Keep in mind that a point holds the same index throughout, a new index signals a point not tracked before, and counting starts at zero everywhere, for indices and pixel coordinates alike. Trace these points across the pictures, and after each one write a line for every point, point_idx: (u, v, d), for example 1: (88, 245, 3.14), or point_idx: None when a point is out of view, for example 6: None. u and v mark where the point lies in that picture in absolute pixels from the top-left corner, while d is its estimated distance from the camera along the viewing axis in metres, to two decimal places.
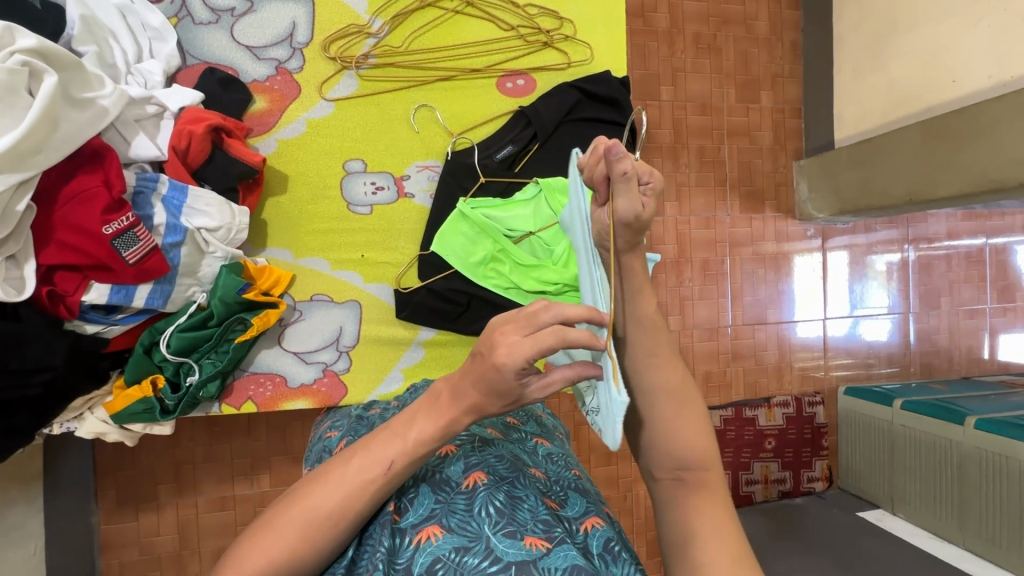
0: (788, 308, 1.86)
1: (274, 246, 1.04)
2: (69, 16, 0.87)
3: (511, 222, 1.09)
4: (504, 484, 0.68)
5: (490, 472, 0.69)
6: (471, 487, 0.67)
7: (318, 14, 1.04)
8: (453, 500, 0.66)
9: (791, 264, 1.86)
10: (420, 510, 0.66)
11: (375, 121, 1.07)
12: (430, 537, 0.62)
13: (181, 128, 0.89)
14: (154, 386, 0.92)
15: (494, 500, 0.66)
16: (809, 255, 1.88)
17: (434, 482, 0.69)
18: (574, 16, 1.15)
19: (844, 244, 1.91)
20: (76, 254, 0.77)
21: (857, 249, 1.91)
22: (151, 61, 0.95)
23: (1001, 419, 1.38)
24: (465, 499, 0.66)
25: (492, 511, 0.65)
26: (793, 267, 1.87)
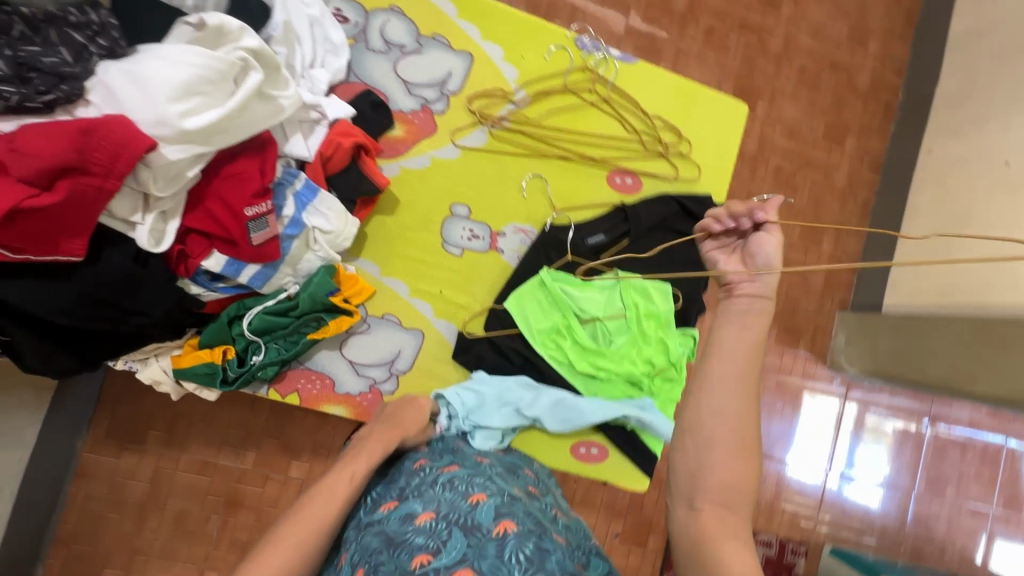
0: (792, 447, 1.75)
1: (366, 259, 1.10)
2: (273, 19, 0.99)
3: (585, 304, 1.15)
4: (532, 535, 0.69)
5: (519, 522, 0.70)
6: (501, 534, 0.68)
7: (473, 70, 1.15)
8: (484, 545, 0.66)
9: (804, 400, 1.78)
10: (452, 552, 0.66)
11: (489, 176, 1.16)
12: None
13: (332, 138, 0.98)
14: (223, 355, 0.97)
15: (523, 549, 0.66)
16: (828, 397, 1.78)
17: (465, 528, 0.69)
18: (692, 137, 1.24)
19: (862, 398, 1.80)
20: (215, 224, 0.84)
21: (876, 407, 1.80)
22: (321, 70, 1.06)
23: None
24: (494, 545, 0.66)
25: (522, 559, 0.65)
26: (807, 401, 1.77)
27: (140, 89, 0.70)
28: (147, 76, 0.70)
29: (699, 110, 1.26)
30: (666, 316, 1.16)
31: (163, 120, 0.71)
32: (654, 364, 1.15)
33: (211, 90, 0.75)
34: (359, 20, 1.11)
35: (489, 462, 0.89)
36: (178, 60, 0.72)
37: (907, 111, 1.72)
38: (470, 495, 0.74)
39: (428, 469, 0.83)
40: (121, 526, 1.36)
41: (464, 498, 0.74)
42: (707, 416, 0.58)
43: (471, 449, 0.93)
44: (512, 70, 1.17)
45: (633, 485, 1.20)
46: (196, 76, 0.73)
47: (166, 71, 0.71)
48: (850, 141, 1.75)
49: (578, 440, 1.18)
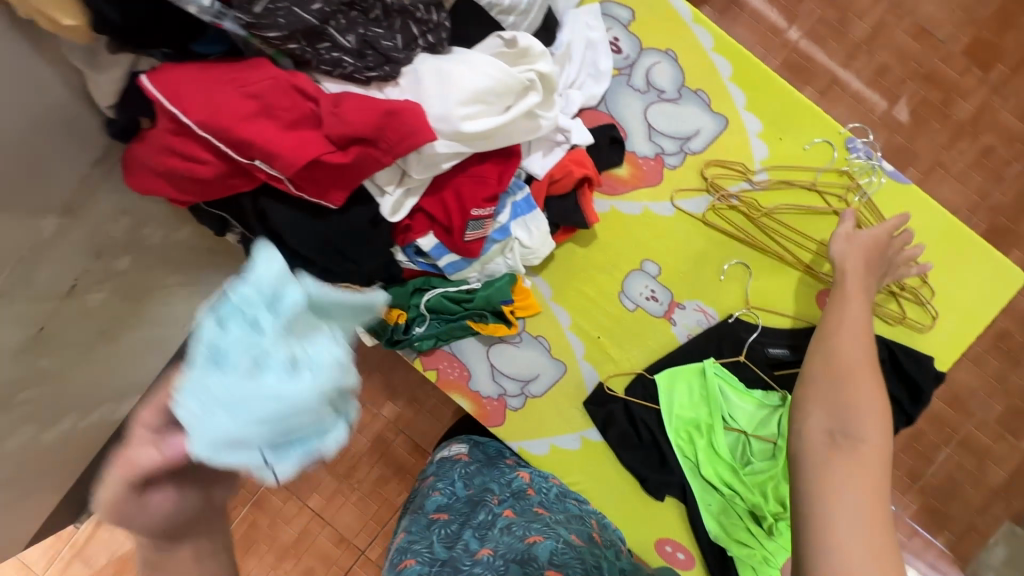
0: None
1: (544, 279, 1.12)
2: (558, 38, 1.05)
3: (737, 412, 1.07)
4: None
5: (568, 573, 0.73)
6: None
7: (722, 136, 1.10)
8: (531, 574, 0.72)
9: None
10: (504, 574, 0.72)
11: (693, 245, 1.10)
12: None
13: (564, 163, 1.00)
14: (395, 318, 1.04)
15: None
16: None
17: (521, 561, 0.74)
18: (936, 286, 1.07)
19: None
20: (443, 211, 0.91)
21: None
22: (579, 92, 1.07)
23: None
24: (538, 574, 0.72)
25: None
26: None
27: (442, 87, 0.77)
28: (452, 79, 0.77)
29: (960, 262, 1.07)
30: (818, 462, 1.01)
31: (448, 119, 0.77)
32: (787, 508, 1.03)
33: (494, 103, 0.80)
34: (631, 54, 1.11)
35: (548, 514, 0.92)
36: (480, 70, 0.78)
37: None
38: (528, 536, 0.80)
39: (492, 512, 0.92)
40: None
41: (521, 539, 0.80)
42: (840, 488, 0.67)
43: (532, 490, 1.00)
44: (763, 149, 1.09)
45: None
46: (488, 88, 0.78)
47: (468, 77, 0.77)
48: None
49: (666, 537, 1.11)
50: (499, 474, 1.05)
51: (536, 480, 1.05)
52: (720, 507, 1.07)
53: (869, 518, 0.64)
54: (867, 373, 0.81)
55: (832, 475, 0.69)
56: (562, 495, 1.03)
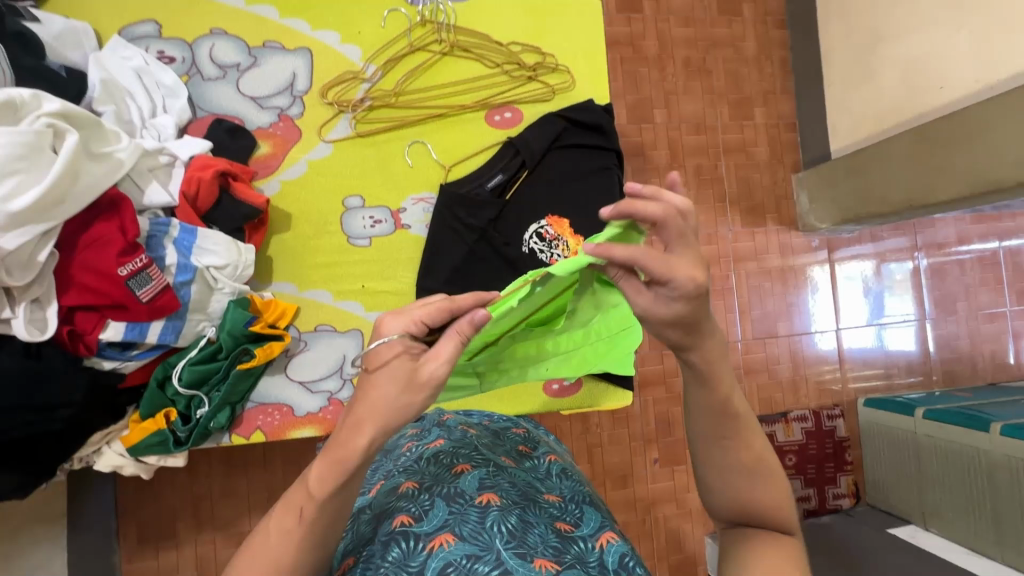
0: (809, 321, 1.89)
1: (280, 281, 1.09)
2: (90, 81, 0.97)
3: (505, 245, 1.15)
4: (516, 508, 0.67)
5: (503, 494, 0.69)
6: (484, 504, 0.67)
7: (316, 64, 1.13)
8: (467, 512, 0.65)
9: (801, 279, 1.89)
10: (433, 520, 0.65)
11: (370, 159, 1.14)
12: (442, 544, 0.62)
13: (191, 175, 0.96)
14: (166, 419, 0.97)
15: (507, 519, 0.65)
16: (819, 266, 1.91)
17: (449, 497, 0.68)
18: (555, 50, 1.22)
19: (857, 255, 1.93)
20: (94, 294, 0.83)
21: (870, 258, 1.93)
22: (165, 115, 1.03)
23: (947, 410, 1.55)
24: (477, 512, 0.65)
25: (504, 529, 0.64)
26: (814, 277, 1.90)
27: None
28: None
29: (555, 21, 1.22)
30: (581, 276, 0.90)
31: None
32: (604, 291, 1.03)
33: (26, 166, 0.73)
34: (185, 54, 1.08)
35: (476, 431, 0.86)
36: None
37: None
38: (455, 465, 0.73)
39: (415, 445, 0.81)
40: None
41: (449, 469, 0.73)
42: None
43: (459, 419, 0.89)
44: (354, 50, 1.14)
45: (617, 402, 1.20)
46: (3, 156, 0.71)
47: None
48: (750, 18, 1.91)
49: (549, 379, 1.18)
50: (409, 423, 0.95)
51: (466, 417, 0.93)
52: None
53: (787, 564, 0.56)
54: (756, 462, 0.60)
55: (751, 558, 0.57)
56: (488, 421, 0.93)
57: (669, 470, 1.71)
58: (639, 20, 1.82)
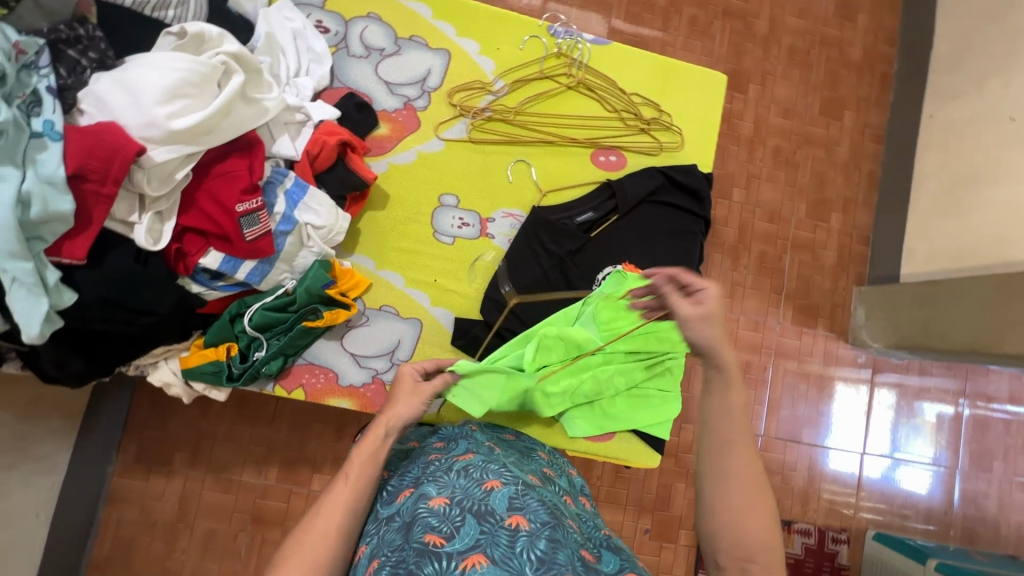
0: (829, 435, 1.83)
1: (361, 254, 1.13)
2: (256, 31, 1.05)
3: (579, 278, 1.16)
4: (547, 529, 0.65)
5: (533, 516, 0.67)
6: (513, 526, 0.65)
7: (451, 66, 1.19)
8: (497, 534, 0.64)
9: (835, 389, 1.85)
10: (466, 538, 0.64)
11: (474, 165, 1.18)
12: (474, 565, 0.61)
13: (317, 137, 1.02)
14: (227, 352, 1.01)
15: (538, 543, 0.63)
16: (858, 385, 1.86)
17: (479, 514, 0.67)
18: (672, 110, 1.26)
19: (896, 383, 1.88)
20: (210, 221, 0.89)
21: (911, 390, 1.88)
22: (306, 77, 1.10)
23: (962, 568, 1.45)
24: (508, 534, 0.64)
25: (534, 556, 0.62)
26: (839, 393, 1.85)
27: (130, 96, 0.76)
28: (136, 84, 0.76)
29: (679, 84, 1.27)
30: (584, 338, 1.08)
31: (153, 122, 0.76)
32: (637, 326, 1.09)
33: (195, 92, 0.80)
34: (339, 29, 1.16)
35: (502, 447, 0.85)
36: (162, 67, 0.78)
37: (902, 103, 1.90)
38: (485, 481, 0.72)
39: (443, 455, 0.81)
40: (154, 548, 1.41)
41: (478, 484, 0.71)
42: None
43: (485, 434, 0.90)
44: (488, 63, 1.21)
45: (644, 460, 1.18)
46: (179, 80, 0.78)
47: (153, 78, 0.77)
48: (849, 125, 1.93)
49: None
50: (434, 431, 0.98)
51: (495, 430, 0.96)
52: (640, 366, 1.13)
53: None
54: (750, 492, 0.70)
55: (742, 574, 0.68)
56: (514, 439, 0.96)
57: (658, 544, 1.66)
58: (741, 100, 1.86)
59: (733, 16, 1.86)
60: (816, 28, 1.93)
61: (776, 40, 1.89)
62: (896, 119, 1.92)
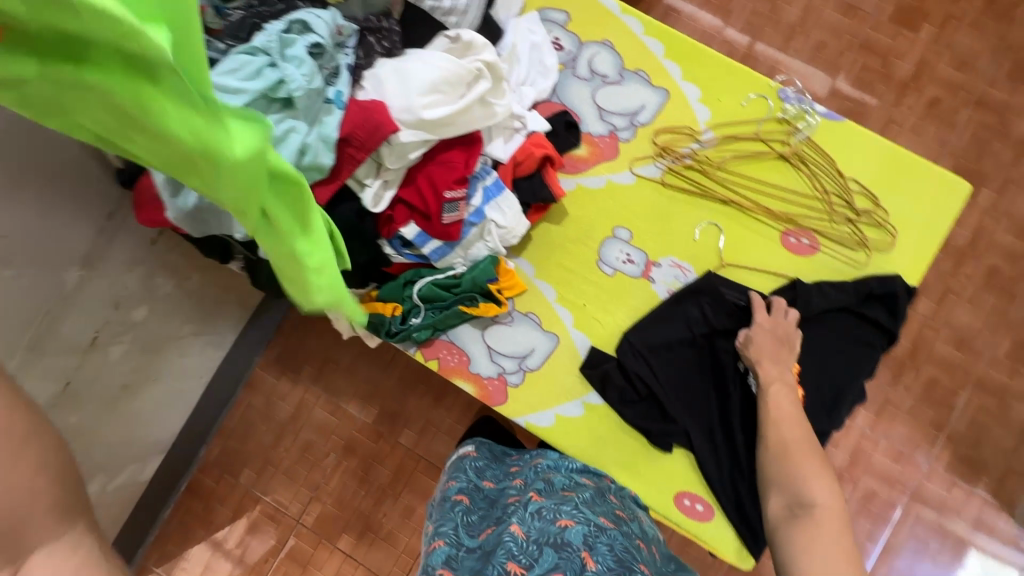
0: None
1: (525, 259, 1.20)
2: (502, 42, 1.16)
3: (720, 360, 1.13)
4: None
5: (601, 559, 0.74)
6: (584, 565, 0.72)
7: (666, 107, 1.20)
8: (568, 565, 0.71)
9: (973, 556, 1.55)
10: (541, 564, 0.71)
11: (657, 206, 1.18)
12: None
13: (526, 146, 1.10)
14: (391, 310, 1.13)
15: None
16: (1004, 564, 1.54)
17: (556, 545, 0.74)
18: (890, 208, 1.14)
19: None
20: (420, 199, 1.00)
21: None
22: (530, 88, 1.18)
23: None
24: (578, 569, 0.71)
25: None
26: (971, 561, 1.55)
27: (400, 83, 0.89)
28: (408, 75, 0.89)
29: (905, 181, 1.15)
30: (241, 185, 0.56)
31: (409, 109, 0.88)
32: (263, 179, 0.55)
33: (448, 90, 0.91)
34: (572, 49, 1.23)
35: (577, 492, 0.92)
36: (431, 65, 0.89)
37: None
38: (560, 519, 0.79)
39: (520, 498, 0.89)
40: (263, 439, 1.54)
41: (553, 521, 0.79)
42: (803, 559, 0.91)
43: (559, 478, 0.98)
44: (704, 111, 1.19)
45: (735, 556, 1.10)
46: (439, 78, 0.89)
47: (421, 72, 0.89)
48: None
49: (684, 491, 1.13)
50: (504, 465, 1.12)
51: (563, 466, 1.04)
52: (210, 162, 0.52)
53: (834, 551, 0.90)
54: (799, 432, 1.03)
55: (798, 542, 0.93)
56: (593, 481, 1.03)
57: None
58: (969, 205, 1.61)
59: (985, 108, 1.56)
60: None
61: None
62: None
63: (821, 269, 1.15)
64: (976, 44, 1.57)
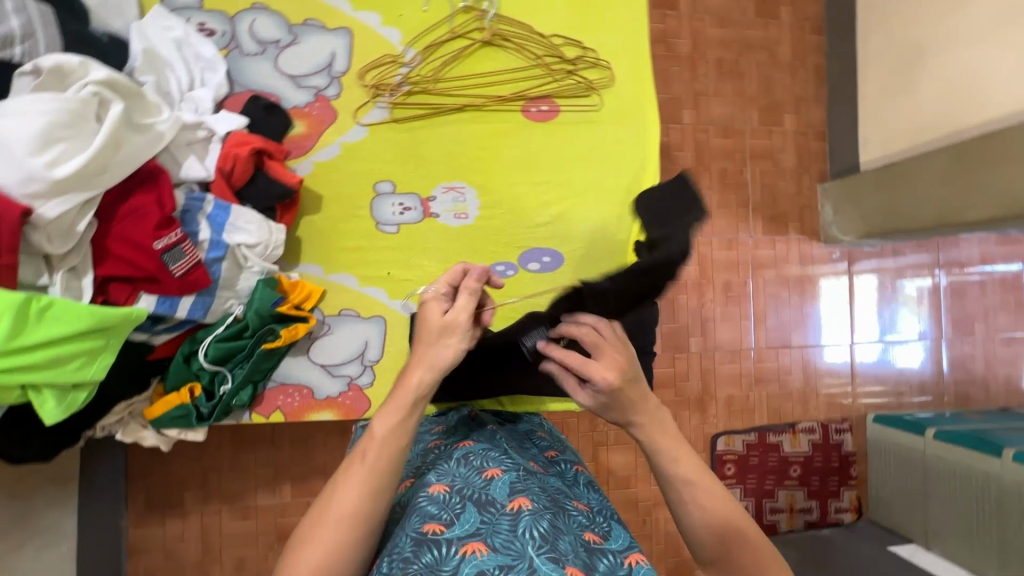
0: (816, 331, 1.86)
1: (307, 263, 1.09)
2: (132, 50, 0.97)
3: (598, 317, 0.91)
4: (547, 512, 0.66)
5: (534, 498, 0.68)
6: (515, 509, 0.66)
7: (355, 45, 1.12)
8: (498, 521, 0.64)
9: (815, 287, 1.87)
10: (465, 524, 0.64)
11: (406, 145, 1.13)
12: (474, 552, 0.61)
13: (227, 151, 0.95)
14: (191, 393, 0.98)
15: (539, 524, 0.64)
16: (835, 277, 1.88)
17: (479, 503, 0.67)
18: (595, 45, 1.20)
19: (873, 268, 1.90)
20: (130, 265, 0.83)
21: (885, 273, 1.90)
22: (202, 89, 1.02)
23: (958, 431, 1.54)
24: (509, 520, 0.65)
25: (536, 535, 0.62)
26: (826, 288, 1.87)
27: None
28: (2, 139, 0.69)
29: (599, 16, 1.21)
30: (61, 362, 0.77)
31: (31, 176, 0.70)
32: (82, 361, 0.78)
33: (71, 133, 0.73)
34: (225, 28, 1.07)
35: (504, 431, 0.87)
36: (26, 113, 0.71)
37: None
38: (486, 469, 0.72)
39: (444, 444, 0.82)
40: None
41: (479, 472, 0.72)
42: None
43: (485, 420, 0.90)
44: (394, 33, 1.13)
45: None
46: (49, 123, 0.71)
47: (18, 128, 0.70)
48: (787, 21, 1.87)
49: None
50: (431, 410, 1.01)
51: (492, 412, 0.98)
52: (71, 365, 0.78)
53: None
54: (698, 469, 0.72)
55: None
56: (518, 422, 0.95)
57: None
58: (673, 17, 1.78)
59: None
60: None
61: None
62: (833, 3, 1.85)
63: (571, 127, 1.19)
64: None
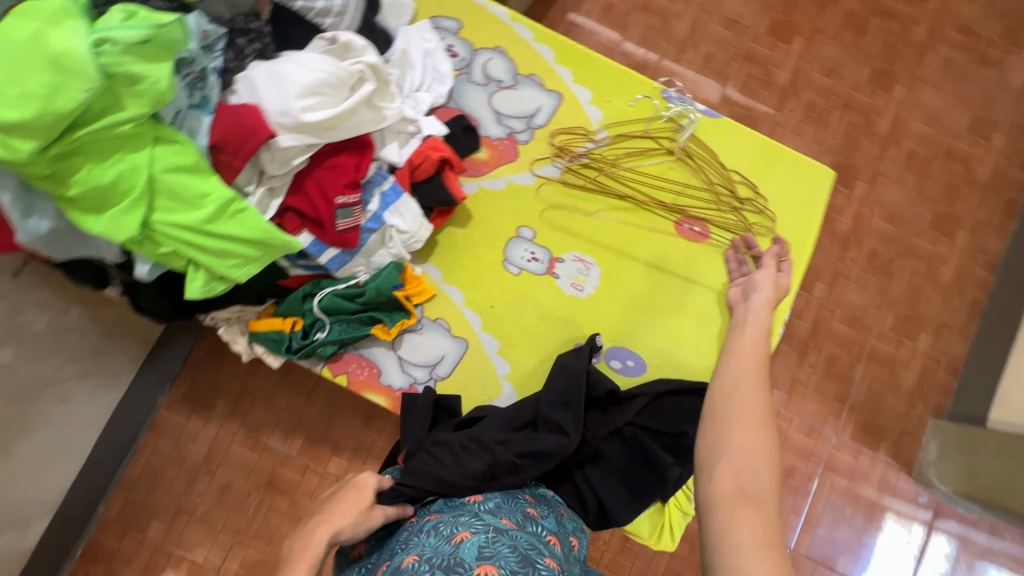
0: (863, 567, 1.65)
1: (432, 264, 1.18)
2: (394, 46, 1.15)
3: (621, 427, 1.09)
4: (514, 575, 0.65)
5: (501, 562, 0.67)
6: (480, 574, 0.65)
7: (560, 109, 1.24)
8: None
9: (884, 521, 1.67)
10: None
11: (559, 204, 1.21)
12: None
13: (422, 149, 1.09)
14: (292, 325, 1.08)
15: None
16: (911, 523, 1.67)
17: (448, 566, 0.67)
18: (768, 194, 1.24)
19: (958, 534, 1.67)
20: (311, 205, 0.96)
21: (973, 548, 1.66)
22: (426, 93, 1.18)
23: None
24: None
25: None
26: (890, 527, 1.67)
27: (275, 87, 0.85)
28: (284, 77, 0.85)
29: (782, 171, 1.25)
30: (233, 257, 0.87)
31: (288, 112, 0.85)
32: (248, 260, 0.89)
33: (329, 92, 0.88)
34: (466, 56, 1.24)
35: (481, 496, 0.88)
36: (308, 66, 0.87)
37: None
38: (454, 534, 0.73)
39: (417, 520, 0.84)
40: (176, 485, 1.48)
41: (448, 539, 0.73)
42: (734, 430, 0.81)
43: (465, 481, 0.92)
44: (596, 112, 1.25)
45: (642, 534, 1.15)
46: (319, 80, 0.87)
47: (298, 74, 0.86)
48: (961, 245, 1.78)
49: None
50: None
51: None
52: (236, 262, 0.88)
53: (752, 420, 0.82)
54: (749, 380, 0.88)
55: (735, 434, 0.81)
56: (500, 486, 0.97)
57: None
58: (843, 195, 1.77)
59: (852, 109, 1.80)
60: (943, 138, 1.81)
61: (898, 142, 1.80)
62: (1018, 250, 1.75)
63: (715, 255, 1.21)
64: (833, 54, 1.81)
